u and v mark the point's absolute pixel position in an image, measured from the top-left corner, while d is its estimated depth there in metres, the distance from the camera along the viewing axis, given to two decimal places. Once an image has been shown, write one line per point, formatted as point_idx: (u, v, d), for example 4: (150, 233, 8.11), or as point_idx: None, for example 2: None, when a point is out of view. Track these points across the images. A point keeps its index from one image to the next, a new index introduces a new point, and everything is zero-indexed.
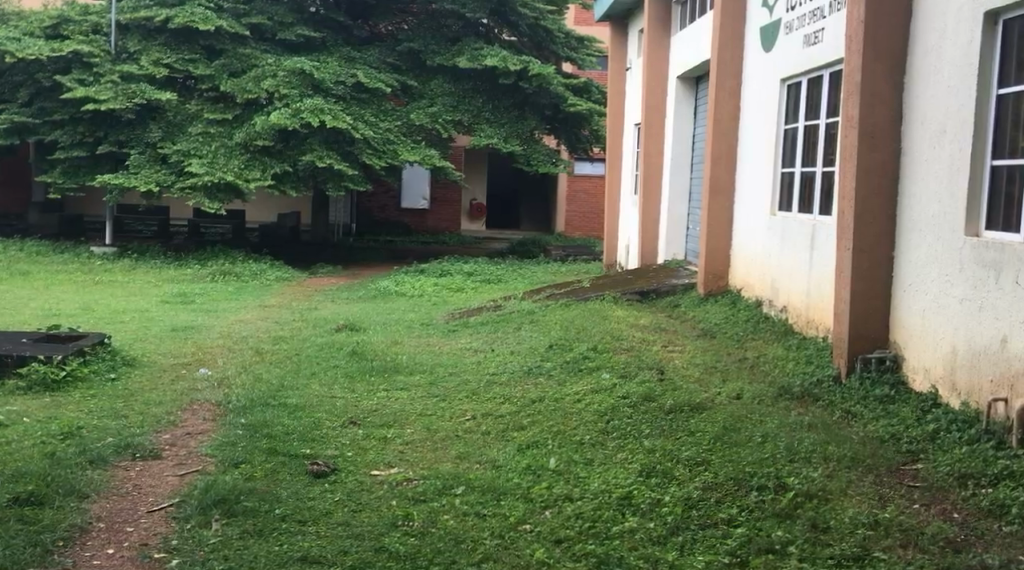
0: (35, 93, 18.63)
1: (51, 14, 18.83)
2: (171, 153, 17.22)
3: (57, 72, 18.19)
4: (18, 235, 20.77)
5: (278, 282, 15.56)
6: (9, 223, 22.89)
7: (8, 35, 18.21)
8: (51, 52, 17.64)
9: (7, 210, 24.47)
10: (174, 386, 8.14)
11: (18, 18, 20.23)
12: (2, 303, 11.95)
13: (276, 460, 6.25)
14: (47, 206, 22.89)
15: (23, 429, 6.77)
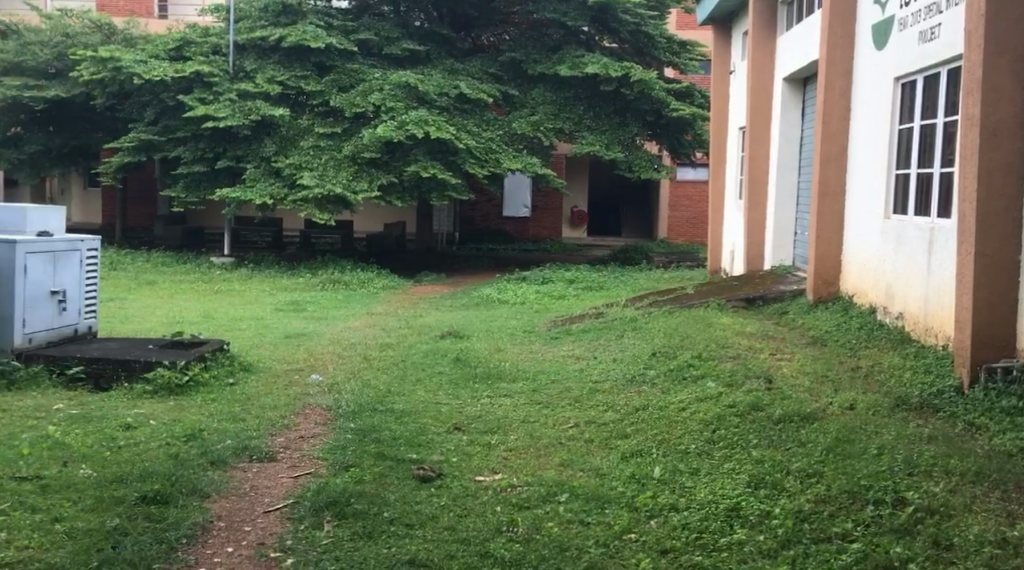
0: (160, 113, 19.39)
1: (173, 37, 19.56)
2: (284, 167, 17.71)
3: (180, 91, 18.87)
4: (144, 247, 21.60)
5: (386, 290, 15.90)
6: (136, 236, 23.92)
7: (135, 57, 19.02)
8: (174, 73, 18.27)
9: (135, 224, 25.53)
10: (288, 390, 8.40)
11: (145, 41, 21.15)
12: (132, 311, 12.50)
13: (384, 464, 6.40)
14: (172, 219, 24.07)
15: (149, 431, 7.08)
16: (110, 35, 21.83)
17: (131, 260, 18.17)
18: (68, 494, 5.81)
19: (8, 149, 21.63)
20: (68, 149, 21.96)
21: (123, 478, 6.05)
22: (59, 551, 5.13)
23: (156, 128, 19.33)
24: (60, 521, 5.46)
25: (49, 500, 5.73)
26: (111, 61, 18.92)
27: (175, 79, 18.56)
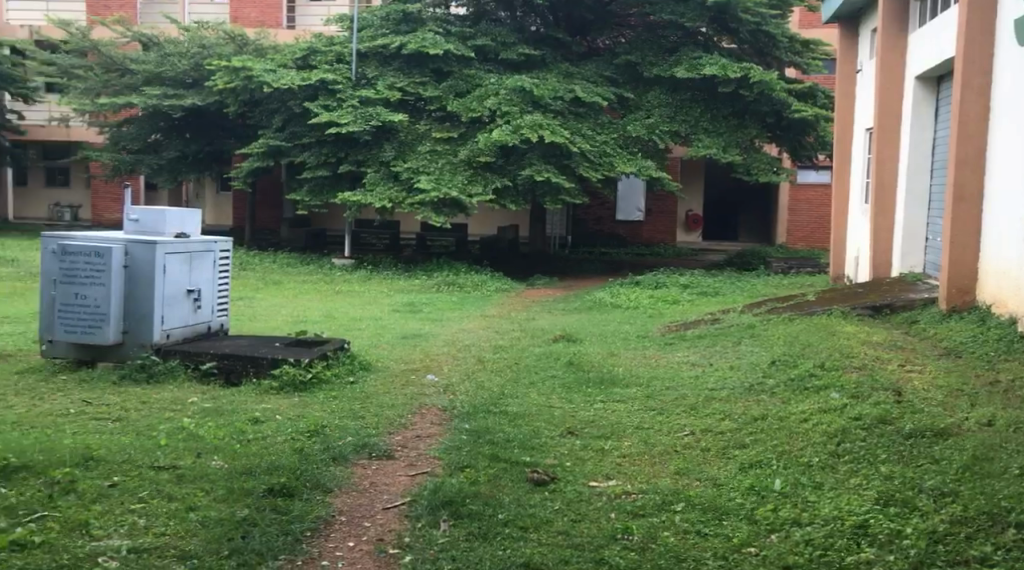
0: (288, 119, 19.96)
1: (300, 46, 20.12)
2: (402, 171, 18.01)
3: (306, 99, 19.40)
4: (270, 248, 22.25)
5: (499, 292, 16.00)
6: (263, 238, 24.73)
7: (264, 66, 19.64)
8: (301, 81, 18.77)
9: (261, 226, 26.28)
10: (404, 390, 8.52)
11: (274, 51, 21.81)
12: (257, 310, 12.89)
13: (498, 466, 6.42)
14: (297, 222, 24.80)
15: (276, 426, 7.28)
16: (242, 45, 22.55)
17: (258, 261, 18.76)
18: (201, 484, 6.03)
19: (148, 156, 22.54)
20: (204, 155, 22.69)
21: (251, 471, 6.24)
22: (192, 539, 5.31)
23: (283, 134, 19.88)
24: (193, 510, 5.67)
25: (184, 489, 5.95)
26: (243, 70, 19.55)
27: (301, 87, 19.05)
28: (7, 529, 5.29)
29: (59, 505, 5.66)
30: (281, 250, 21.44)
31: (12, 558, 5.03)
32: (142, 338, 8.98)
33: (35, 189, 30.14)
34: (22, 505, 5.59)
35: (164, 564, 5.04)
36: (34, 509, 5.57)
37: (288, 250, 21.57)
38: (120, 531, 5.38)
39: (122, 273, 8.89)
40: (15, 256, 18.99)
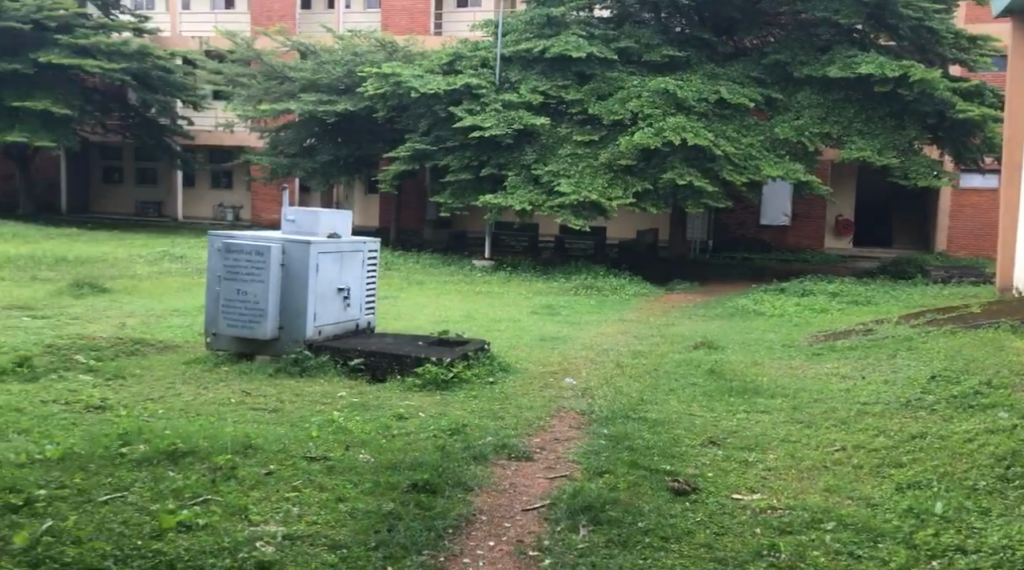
0: (434, 123, 20.26)
1: (447, 52, 20.42)
2: (542, 174, 18.05)
3: (451, 103, 19.66)
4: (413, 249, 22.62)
5: (638, 297, 15.80)
6: (406, 238, 25.19)
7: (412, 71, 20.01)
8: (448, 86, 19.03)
9: (404, 227, 26.73)
10: (543, 392, 8.45)
11: (421, 56, 22.19)
12: (401, 309, 13.08)
13: (638, 473, 6.27)
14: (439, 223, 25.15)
15: (419, 423, 7.35)
16: (393, 52, 22.99)
17: (401, 261, 19.11)
18: (349, 476, 6.11)
19: (303, 159, 23.17)
20: (354, 159, 23.18)
21: (396, 466, 6.30)
22: (341, 529, 5.37)
23: (428, 137, 20.17)
24: (342, 501, 5.74)
25: (333, 480, 6.05)
26: (393, 76, 19.94)
27: (446, 92, 19.33)
28: (173, 510, 5.46)
29: (219, 489, 5.83)
30: (422, 251, 21.76)
31: (176, 538, 5.15)
32: (296, 333, 9.27)
33: (200, 192, 31.68)
34: (189, 488, 5.80)
35: (315, 552, 5.10)
36: (197, 492, 5.75)
37: (429, 251, 21.87)
38: (275, 517, 5.49)
39: (279, 271, 9.19)
40: (178, 253, 19.87)
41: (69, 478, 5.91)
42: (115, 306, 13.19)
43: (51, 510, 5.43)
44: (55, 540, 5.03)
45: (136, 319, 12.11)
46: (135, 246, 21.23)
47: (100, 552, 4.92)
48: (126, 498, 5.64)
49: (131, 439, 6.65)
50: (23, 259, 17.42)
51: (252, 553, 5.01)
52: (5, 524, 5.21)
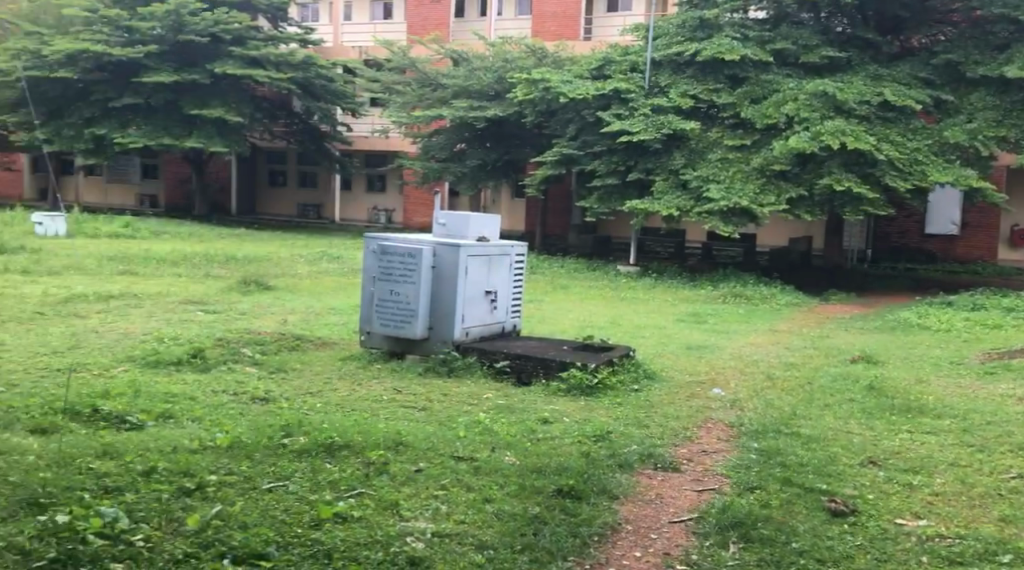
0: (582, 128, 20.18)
1: (596, 57, 20.32)
2: (692, 179, 17.73)
3: (600, 108, 19.53)
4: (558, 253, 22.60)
5: (790, 307, 15.27)
6: (552, 242, 25.23)
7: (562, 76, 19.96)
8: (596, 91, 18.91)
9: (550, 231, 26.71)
10: (690, 402, 8.21)
11: (571, 61, 22.11)
12: (545, 313, 13.01)
13: (792, 491, 5.98)
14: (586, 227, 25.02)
15: (563, 428, 7.26)
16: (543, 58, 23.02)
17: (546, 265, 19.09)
18: (496, 478, 6.07)
19: (453, 163, 23.45)
20: (502, 163, 23.31)
21: (542, 470, 6.22)
22: (488, 530, 5.31)
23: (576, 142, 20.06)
24: (489, 502, 5.69)
25: (479, 481, 6.02)
26: (542, 81, 19.95)
27: (594, 97, 19.21)
28: (330, 501, 5.51)
29: (372, 483, 5.88)
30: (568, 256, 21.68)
31: (333, 529, 5.18)
32: (445, 334, 9.34)
33: (357, 195, 32.45)
34: (344, 481, 5.87)
35: (463, 552, 5.05)
36: (352, 485, 5.82)
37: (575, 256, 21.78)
38: (425, 514, 5.48)
39: (430, 273, 9.27)
40: (336, 253, 20.43)
41: (237, 465, 6.06)
42: (277, 302, 13.61)
43: (218, 494, 5.55)
44: (224, 523, 5.11)
45: (296, 316, 12.45)
46: (297, 246, 21.95)
47: (264, 537, 4.97)
48: (288, 487, 5.73)
49: (292, 431, 6.82)
50: (196, 257, 18.26)
51: (403, 548, 4.99)
52: (179, 504, 5.33)
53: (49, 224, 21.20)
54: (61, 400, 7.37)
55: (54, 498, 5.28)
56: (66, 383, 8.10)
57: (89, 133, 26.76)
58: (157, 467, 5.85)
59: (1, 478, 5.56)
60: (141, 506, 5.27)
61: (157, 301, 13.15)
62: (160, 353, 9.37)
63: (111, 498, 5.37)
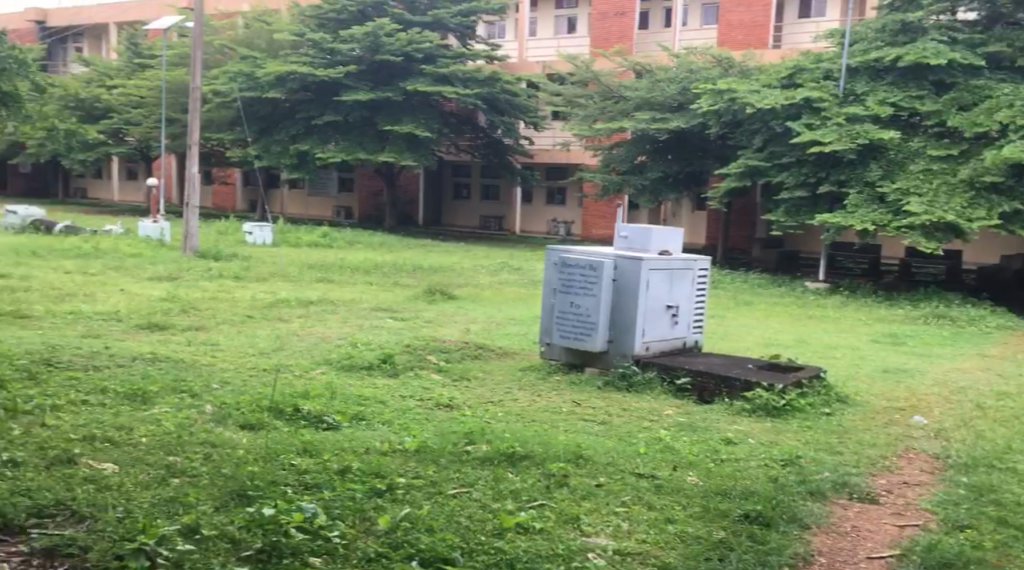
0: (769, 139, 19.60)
1: (787, 65, 19.71)
2: (889, 192, 16.90)
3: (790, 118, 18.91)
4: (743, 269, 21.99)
5: (999, 330, 14.26)
6: (736, 257, 24.61)
7: (751, 85, 19.44)
8: (785, 101, 18.36)
9: (733, 245, 26.04)
10: (888, 429, 7.75)
11: (760, 70, 21.54)
12: (729, 329, 12.65)
13: (1008, 532, 5.51)
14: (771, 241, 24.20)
15: (748, 450, 6.99)
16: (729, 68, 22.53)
17: (731, 280, 18.63)
18: (678, 498, 5.89)
19: (635, 175, 23.26)
20: (685, 175, 22.95)
21: (727, 492, 5.99)
22: (671, 552, 5.14)
23: (763, 154, 19.46)
24: (671, 522, 5.52)
25: (661, 500, 5.85)
26: (729, 92, 19.54)
27: (784, 106, 18.59)
28: (512, 511, 5.48)
29: (554, 496, 5.81)
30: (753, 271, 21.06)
31: (516, 539, 5.14)
32: (624, 347, 9.19)
33: (537, 208, 32.74)
34: (525, 491, 5.83)
35: None
36: (534, 497, 5.77)
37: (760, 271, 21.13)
38: (606, 531, 5.36)
39: (611, 285, 9.16)
40: (519, 264, 20.63)
41: (424, 469, 6.11)
42: (461, 311, 13.83)
43: (407, 497, 5.60)
44: (413, 526, 5.13)
45: (478, 325, 12.59)
46: (480, 257, 22.27)
47: (449, 542, 4.96)
48: (472, 494, 5.74)
49: (476, 438, 6.84)
50: (386, 266, 18.83)
51: (585, 564, 4.89)
52: (371, 504, 5.40)
53: (257, 234, 22.38)
54: (267, 398, 7.68)
55: (259, 491, 5.44)
56: (271, 383, 8.46)
57: (293, 149, 28.22)
58: (351, 467, 5.97)
59: (214, 469, 5.80)
60: (336, 503, 5.36)
61: (350, 307, 13.60)
62: (354, 357, 9.67)
63: (311, 494, 5.50)
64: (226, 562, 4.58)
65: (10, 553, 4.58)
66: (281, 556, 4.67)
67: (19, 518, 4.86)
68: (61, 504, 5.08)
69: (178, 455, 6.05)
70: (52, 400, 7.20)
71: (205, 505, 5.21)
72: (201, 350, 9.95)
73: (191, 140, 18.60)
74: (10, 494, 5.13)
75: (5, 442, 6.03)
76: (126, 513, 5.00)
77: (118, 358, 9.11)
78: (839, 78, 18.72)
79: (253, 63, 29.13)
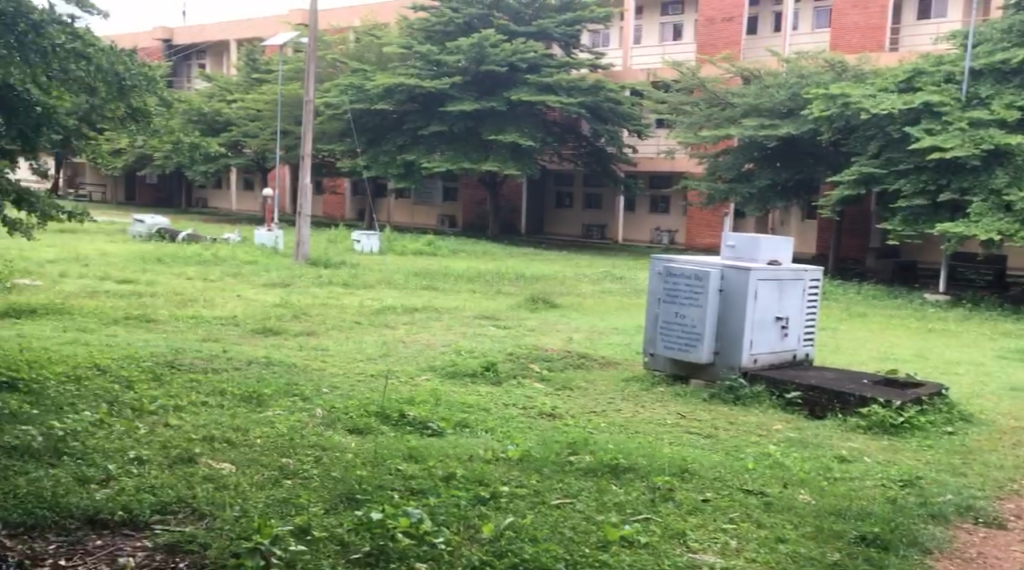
0: (885, 145, 19.00)
1: (905, 69, 19.09)
2: (1016, 200, 16.17)
3: (907, 123, 18.32)
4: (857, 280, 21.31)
5: None
6: (849, 267, 23.90)
7: (867, 90, 18.90)
8: (903, 105, 17.83)
9: (846, 256, 25.31)
10: (1016, 451, 7.35)
11: (875, 74, 20.92)
12: (844, 342, 12.25)
13: None
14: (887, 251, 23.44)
15: (864, 469, 6.70)
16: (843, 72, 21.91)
17: (844, 291, 18.08)
18: (789, 517, 5.66)
19: (742, 183, 22.82)
20: (795, 183, 22.41)
21: (842, 513, 5.73)
22: None
23: (879, 160, 18.87)
24: (783, 542, 5.31)
25: (771, 518, 5.64)
26: (842, 97, 19.02)
27: (902, 111, 18.03)
28: (617, 524, 5.34)
29: (660, 510, 5.65)
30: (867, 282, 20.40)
31: (620, 552, 5.00)
32: (731, 360, 8.94)
33: (640, 216, 32.43)
34: (630, 504, 5.69)
35: None
36: (639, 510, 5.62)
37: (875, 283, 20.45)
38: (714, 548, 5.18)
39: (717, 296, 8.93)
40: (622, 273, 20.45)
41: (528, 478, 6.02)
42: (565, 320, 13.72)
43: (511, 506, 5.51)
44: (518, 535, 5.04)
45: (581, 334, 12.46)
46: (583, 265, 22.12)
47: (554, 553, 4.85)
48: (576, 505, 5.62)
49: (579, 449, 6.73)
50: (490, 274, 18.88)
51: None
52: (475, 512, 5.34)
53: (365, 241, 22.70)
54: (374, 404, 7.72)
55: (368, 495, 5.42)
56: (379, 389, 8.51)
57: (400, 159, 28.60)
58: (456, 474, 5.93)
59: (324, 472, 5.82)
60: (441, 510, 5.31)
61: (454, 315, 13.64)
62: (458, 365, 9.66)
63: (417, 499, 5.46)
64: (335, 564, 4.56)
65: (135, 547, 4.65)
66: (388, 560, 4.63)
67: (143, 514, 4.95)
68: (181, 501, 5.16)
69: (291, 457, 6.10)
70: (174, 401, 7.38)
71: (316, 507, 5.21)
72: (311, 355, 10.08)
73: (304, 151, 19.00)
74: (135, 491, 5.24)
75: (132, 440, 6.18)
76: (241, 513, 5.04)
77: (234, 361, 9.31)
78: (961, 81, 18.07)
79: (363, 76, 29.68)
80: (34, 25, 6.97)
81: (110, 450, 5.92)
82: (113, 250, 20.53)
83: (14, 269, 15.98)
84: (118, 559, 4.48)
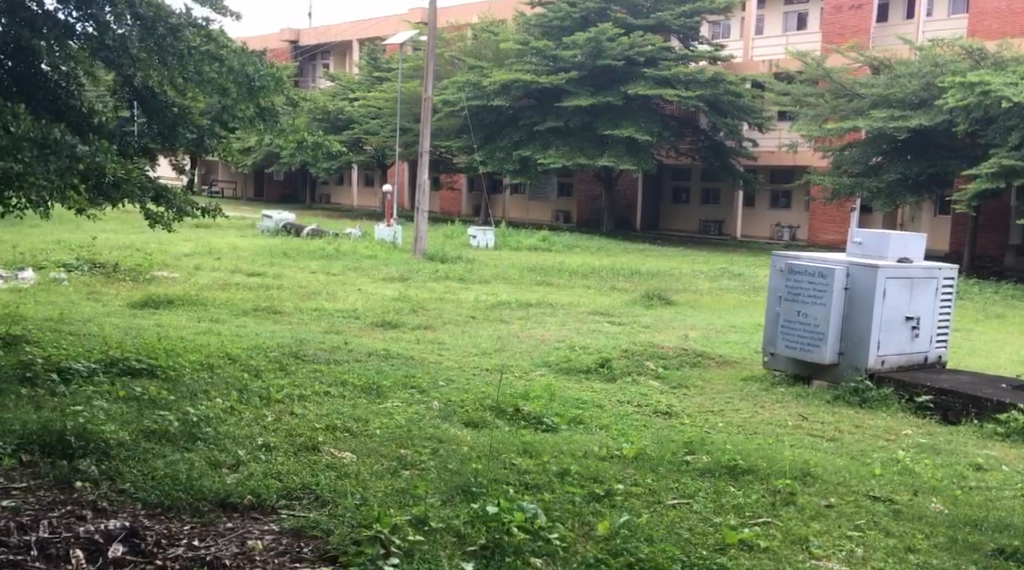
0: None
1: None
2: None
3: None
4: (993, 278, 20.33)
5: None
6: (984, 266, 22.84)
7: (1009, 79, 18.13)
8: None
9: (982, 253, 24.22)
10: None
11: (1017, 62, 20.01)
12: (981, 344, 11.67)
13: None
14: None
15: (1002, 477, 6.35)
16: (981, 60, 20.92)
17: (981, 290, 17.25)
18: (919, 526, 5.38)
19: (869, 178, 22.08)
20: (925, 178, 21.51)
21: (978, 523, 5.42)
22: None
23: (1020, 152, 18.01)
24: (913, 552, 5.04)
25: (900, 527, 5.37)
26: (980, 85, 18.20)
27: None
28: (736, 526, 5.17)
29: (780, 514, 5.45)
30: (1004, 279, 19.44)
31: (739, 556, 4.84)
32: (857, 360, 8.61)
33: (760, 212, 31.74)
34: (749, 507, 5.51)
35: None
36: (759, 513, 5.43)
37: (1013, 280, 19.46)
38: (839, 555, 4.96)
39: (843, 294, 8.60)
40: (741, 270, 20.00)
41: (643, 477, 5.89)
42: (681, 317, 13.46)
43: (626, 504, 5.39)
44: (634, 533, 4.92)
45: (697, 332, 12.22)
46: (700, 262, 21.70)
47: (669, 554, 4.70)
48: (692, 506, 5.47)
49: (695, 448, 6.56)
50: (604, 270, 18.69)
51: None
52: (589, 509, 5.24)
53: (480, 237, 22.79)
54: (490, 397, 7.71)
55: (483, 488, 5.36)
56: (494, 382, 8.49)
57: (516, 154, 28.66)
58: (571, 470, 5.83)
59: (441, 463, 5.80)
60: (556, 506, 5.23)
61: (568, 311, 13.56)
62: (573, 360, 9.57)
63: (531, 494, 5.40)
64: (452, 555, 4.53)
65: (262, 530, 4.70)
66: (503, 554, 4.57)
67: (271, 499, 5.03)
68: (306, 488, 5.22)
69: (408, 448, 6.11)
70: (299, 390, 7.50)
71: (434, 498, 5.19)
72: (429, 348, 10.13)
73: (423, 147, 19.12)
74: (263, 477, 5.32)
75: (260, 427, 6.29)
76: (363, 501, 5.07)
77: (355, 353, 9.43)
78: None
79: (480, 73, 29.85)
80: (172, 28, 7.31)
81: (240, 436, 6.03)
82: (243, 245, 21.14)
83: (152, 262, 16.61)
84: (248, 541, 4.54)
